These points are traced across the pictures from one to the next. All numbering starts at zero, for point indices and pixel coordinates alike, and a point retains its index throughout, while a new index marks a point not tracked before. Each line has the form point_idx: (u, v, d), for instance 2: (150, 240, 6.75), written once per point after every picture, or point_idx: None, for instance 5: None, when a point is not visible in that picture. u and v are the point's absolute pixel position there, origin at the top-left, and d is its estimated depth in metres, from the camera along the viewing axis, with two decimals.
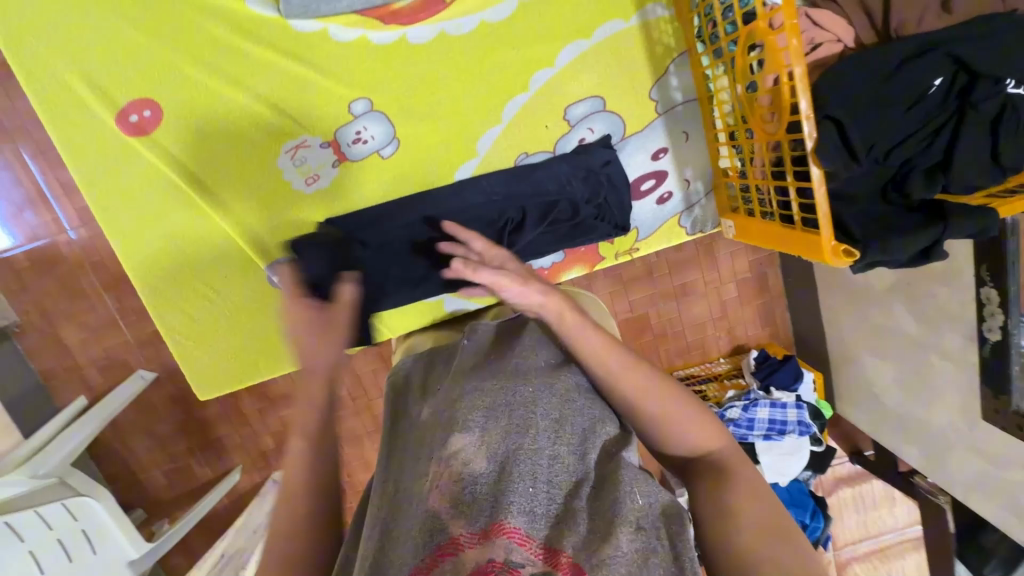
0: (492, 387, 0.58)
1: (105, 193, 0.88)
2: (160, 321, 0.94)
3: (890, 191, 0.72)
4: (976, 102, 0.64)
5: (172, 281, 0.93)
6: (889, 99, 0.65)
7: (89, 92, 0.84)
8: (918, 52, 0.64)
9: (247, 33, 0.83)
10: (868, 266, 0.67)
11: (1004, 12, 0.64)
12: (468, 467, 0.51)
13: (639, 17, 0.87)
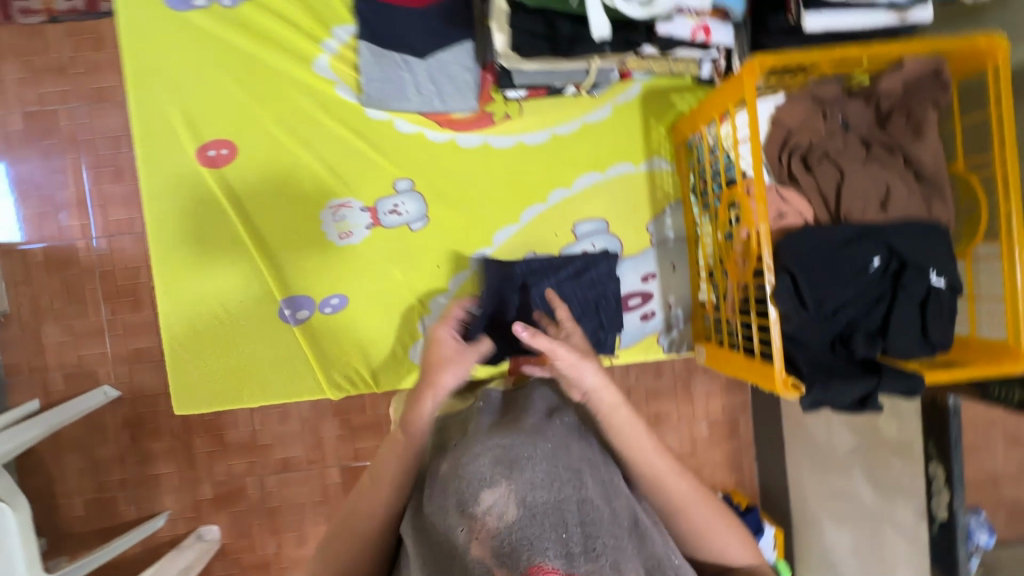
0: (523, 435, 0.59)
1: (159, 205, 0.99)
2: (167, 326, 0.99)
3: (838, 345, 0.82)
4: (905, 284, 0.78)
5: (190, 293, 1.00)
6: (838, 266, 0.78)
7: (183, 127, 0.99)
8: (862, 234, 0.79)
9: (328, 110, 1.01)
10: (814, 403, 0.76)
11: (927, 221, 0.81)
12: (503, 521, 0.51)
13: (647, 165, 1.05)
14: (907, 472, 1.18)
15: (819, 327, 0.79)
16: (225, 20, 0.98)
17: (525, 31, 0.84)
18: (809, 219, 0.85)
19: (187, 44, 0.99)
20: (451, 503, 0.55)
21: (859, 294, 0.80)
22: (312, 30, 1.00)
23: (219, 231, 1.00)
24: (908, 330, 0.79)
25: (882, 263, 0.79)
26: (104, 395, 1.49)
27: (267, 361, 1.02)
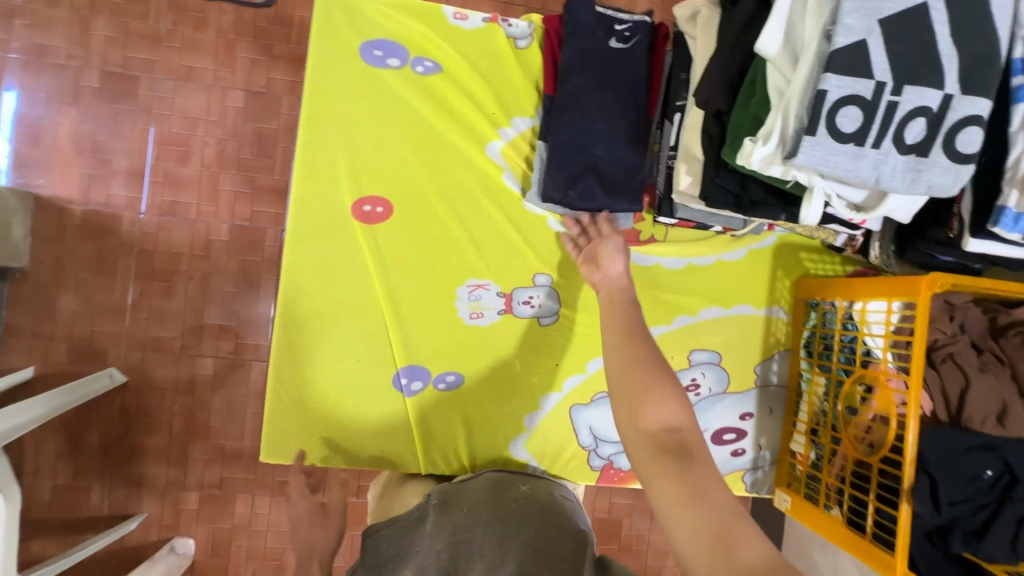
0: (440, 539, 0.76)
1: (301, 243, 0.97)
2: (277, 370, 0.97)
3: (935, 536, 0.88)
4: (1015, 499, 0.84)
5: (307, 341, 0.98)
6: (960, 467, 0.85)
7: (345, 175, 0.98)
8: (982, 442, 0.87)
9: (490, 193, 1.02)
10: None
11: None
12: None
13: (767, 311, 1.10)
14: None
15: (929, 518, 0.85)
16: (415, 85, 1.01)
17: (718, 186, 0.88)
18: (928, 412, 0.93)
19: (370, 96, 0.99)
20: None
21: (971, 496, 0.86)
22: (494, 114, 1.03)
23: (356, 287, 0.99)
24: (1012, 542, 0.84)
25: (995, 473, 0.86)
26: (110, 380, 1.30)
27: (369, 425, 1.00)
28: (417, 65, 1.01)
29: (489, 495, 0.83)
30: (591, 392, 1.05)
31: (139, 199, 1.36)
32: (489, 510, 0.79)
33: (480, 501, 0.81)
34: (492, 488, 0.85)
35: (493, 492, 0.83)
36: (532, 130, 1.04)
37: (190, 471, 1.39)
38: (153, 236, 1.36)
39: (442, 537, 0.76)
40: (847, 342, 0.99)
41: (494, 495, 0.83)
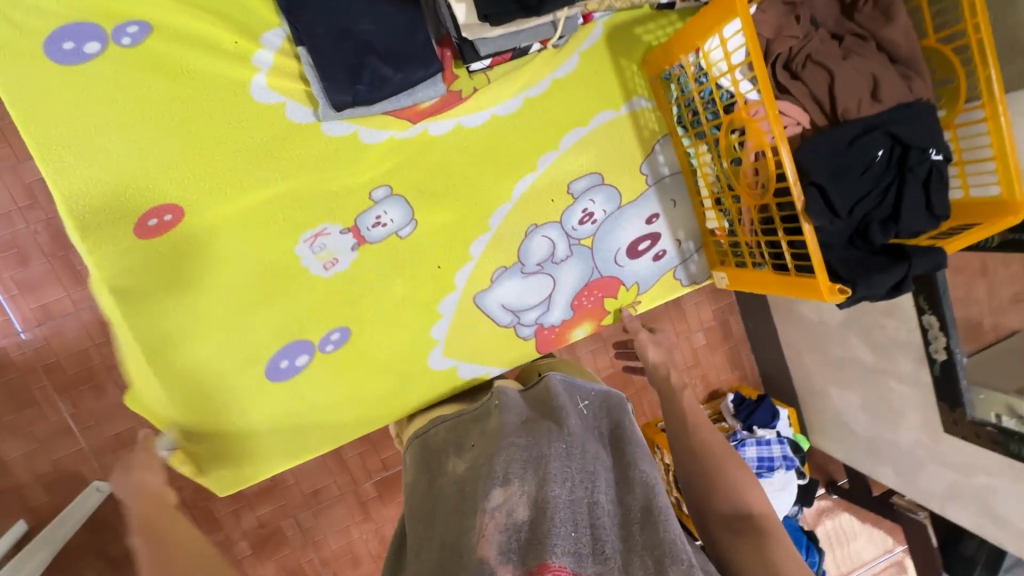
0: (518, 445, 0.76)
1: (128, 282, 0.90)
2: (187, 417, 0.97)
3: (856, 239, 0.85)
4: (912, 166, 0.82)
5: (189, 370, 0.95)
6: (854, 163, 0.81)
7: (120, 198, 0.87)
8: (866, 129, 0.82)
9: (286, 135, 0.91)
10: (857, 301, 0.82)
11: (916, 99, 0.84)
12: (513, 514, 0.66)
13: (628, 107, 1.02)
14: (903, 328, 1.40)
15: (844, 226, 0.83)
16: (133, 63, 0.84)
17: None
18: (808, 126, 0.87)
19: (97, 102, 0.84)
20: (469, 507, 0.70)
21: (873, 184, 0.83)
22: (236, 45, 0.87)
23: (223, 302, 0.94)
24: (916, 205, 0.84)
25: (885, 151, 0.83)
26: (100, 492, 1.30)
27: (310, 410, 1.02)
28: (121, 36, 0.83)
29: (550, 401, 0.88)
30: (489, 273, 1.02)
31: (8, 320, 1.26)
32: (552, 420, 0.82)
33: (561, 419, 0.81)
34: (551, 397, 0.89)
35: (553, 403, 0.86)
36: (289, 40, 0.88)
37: (222, 525, 1.42)
38: (44, 348, 1.28)
39: (521, 444, 0.76)
40: (707, 96, 0.91)
41: (556, 403, 0.86)
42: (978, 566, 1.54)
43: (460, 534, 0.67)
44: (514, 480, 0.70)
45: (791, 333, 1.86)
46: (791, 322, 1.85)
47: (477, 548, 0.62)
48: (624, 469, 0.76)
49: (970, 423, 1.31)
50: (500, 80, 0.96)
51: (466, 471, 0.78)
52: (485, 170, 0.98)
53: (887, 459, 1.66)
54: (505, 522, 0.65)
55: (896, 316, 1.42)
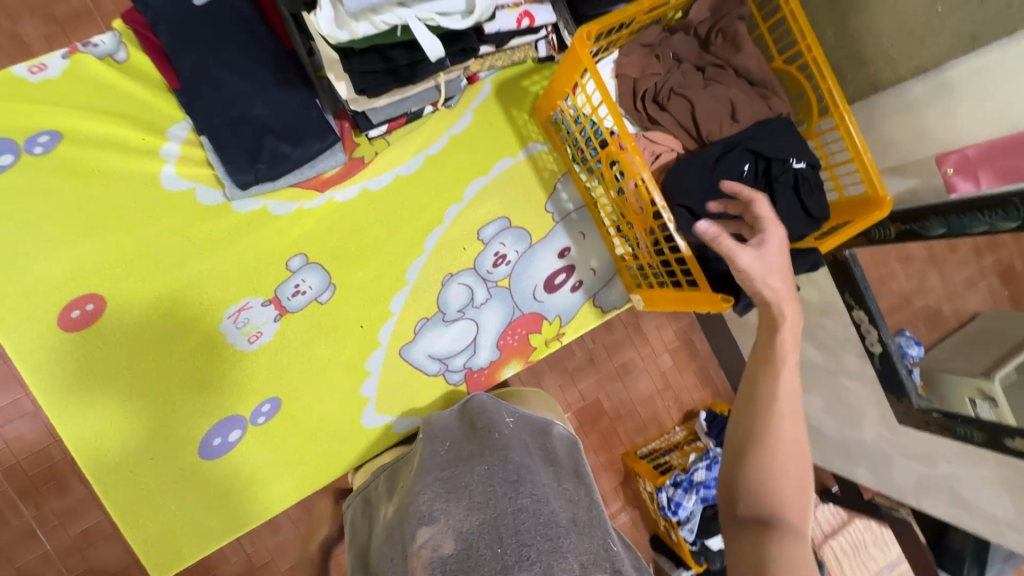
0: (447, 475, 0.78)
1: (51, 376, 0.91)
2: (117, 510, 0.93)
3: None
4: (776, 177, 0.87)
5: (117, 459, 0.93)
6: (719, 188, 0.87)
7: (38, 295, 0.90)
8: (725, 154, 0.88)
9: (198, 217, 0.95)
10: (745, 307, 0.86)
11: (774, 116, 0.91)
12: (438, 549, 0.66)
13: (525, 152, 1.09)
14: (841, 326, 1.43)
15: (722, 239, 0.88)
16: (46, 168, 0.90)
17: (365, 73, 0.83)
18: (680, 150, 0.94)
19: (13, 207, 0.89)
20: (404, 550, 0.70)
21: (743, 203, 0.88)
22: (145, 141, 0.93)
23: (148, 385, 0.95)
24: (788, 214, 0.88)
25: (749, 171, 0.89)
26: None
27: (246, 490, 0.99)
28: (33, 145, 0.90)
29: (480, 417, 0.92)
30: (412, 325, 1.05)
31: None
32: (474, 447, 0.85)
33: (487, 443, 0.84)
34: (478, 416, 0.92)
35: (477, 429, 0.89)
36: (193, 131, 0.95)
37: None
38: None
39: (450, 473, 0.79)
40: (588, 136, 0.98)
41: (478, 428, 0.88)
42: (970, 563, 1.45)
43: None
44: (441, 515, 0.71)
45: (750, 344, 1.88)
46: (747, 333, 1.87)
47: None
48: (547, 479, 0.78)
49: (920, 411, 1.23)
50: (399, 142, 1.03)
51: (396, 520, 0.78)
52: (394, 226, 1.03)
53: (860, 459, 1.63)
54: (430, 555, 0.65)
55: (832, 315, 1.44)
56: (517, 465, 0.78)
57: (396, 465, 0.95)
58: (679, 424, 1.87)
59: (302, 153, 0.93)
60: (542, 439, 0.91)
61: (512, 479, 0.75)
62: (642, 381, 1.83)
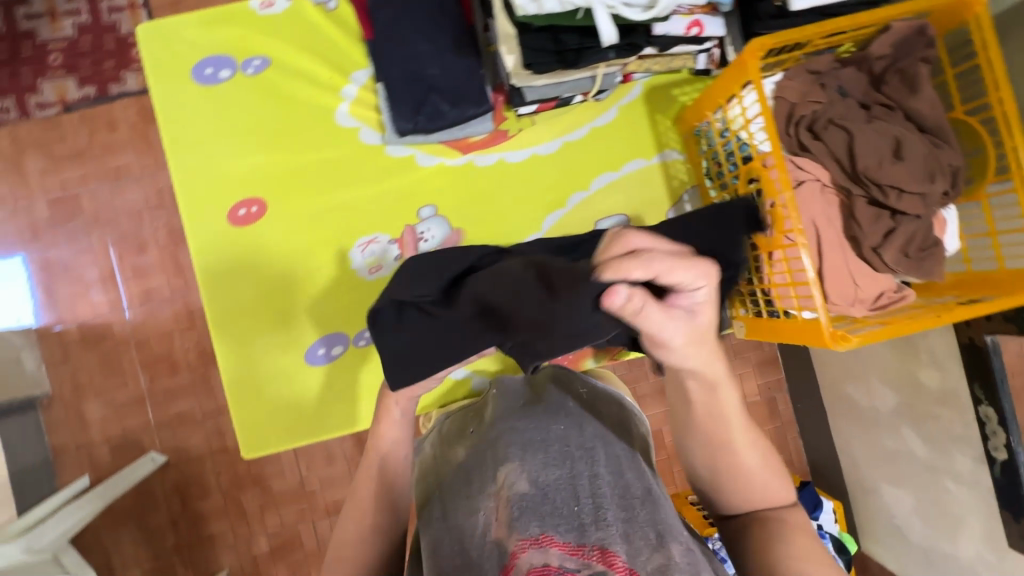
0: (526, 429, 0.82)
1: (212, 259, 1.06)
2: (231, 386, 1.07)
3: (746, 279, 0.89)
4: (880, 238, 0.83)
5: (241, 341, 1.07)
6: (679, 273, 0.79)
7: (219, 190, 1.06)
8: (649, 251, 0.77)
9: (357, 153, 1.08)
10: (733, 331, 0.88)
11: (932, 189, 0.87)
12: (515, 487, 0.71)
13: (660, 157, 1.11)
14: (958, 421, 1.29)
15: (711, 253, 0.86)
16: (253, 86, 1.06)
17: (536, 49, 0.90)
18: (827, 182, 0.91)
19: (221, 114, 1.06)
20: (478, 489, 0.76)
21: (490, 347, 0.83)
22: (331, 79, 1.07)
23: (280, 288, 1.07)
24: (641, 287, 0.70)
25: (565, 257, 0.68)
26: (153, 462, 1.77)
27: (334, 405, 1.08)
28: (248, 67, 1.06)
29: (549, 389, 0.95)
30: None
31: None
32: (547, 405, 0.89)
33: (561, 406, 0.88)
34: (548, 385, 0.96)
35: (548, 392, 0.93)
36: (372, 79, 1.07)
37: None
38: None
39: (529, 427, 0.83)
40: (729, 149, 0.98)
41: (550, 394, 0.92)
42: None
43: (470, 516, 0.72)
44: (519, 462, 0.75)
45: (841, 418, 1.73)
46: (840, 406, 1.73)
47: (487, 530, 0.68)
48: (617, 450, 0.81)
49: None
50: (543, 123, 1.10)
51: (471, 459, 0.83)
52: (520, 200, 1.09)
53: None
54: (509, 496, 0.70)
55: (951, 407, 1.30)
56: (590, 433, 0.82)
57: (465, 415, 1.00)
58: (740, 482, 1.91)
59: (456, 114, 1.01)
60: (609, 409, 0.93)
61: (588, 447, 0.78)
62: None
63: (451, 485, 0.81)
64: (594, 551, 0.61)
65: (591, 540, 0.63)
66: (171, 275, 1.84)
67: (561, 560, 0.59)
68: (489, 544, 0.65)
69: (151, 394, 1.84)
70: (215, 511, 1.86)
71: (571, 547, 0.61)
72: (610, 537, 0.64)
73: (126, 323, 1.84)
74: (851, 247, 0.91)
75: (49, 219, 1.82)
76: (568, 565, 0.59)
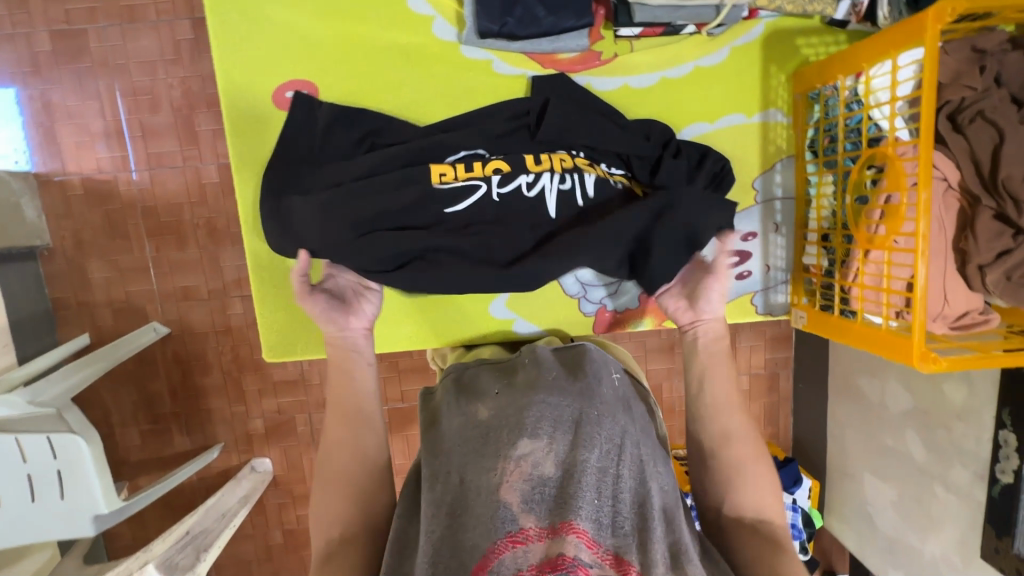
0: (557, 401, 0.75)
1: (245, 139, 0.99)
2: (258, 284, 1.03)
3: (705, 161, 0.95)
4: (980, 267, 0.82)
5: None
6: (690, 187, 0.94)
7: (265, 65, 0.96)
8: (657, 138, 0.96)
9: (426, 49, 0.97)
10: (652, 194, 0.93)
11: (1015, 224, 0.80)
12: (539, 468, 0.67)
13: (762, 117, 0.98)
14: (971, 437, 1.30)
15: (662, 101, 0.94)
16: None
17: None
18: (954, 184, 0.82)
19: None
20: (491, 450, 0.70)
21: (310, 153, 0.94)
22: None
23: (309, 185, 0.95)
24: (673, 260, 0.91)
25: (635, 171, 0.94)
26: (155, 332, 1.76)
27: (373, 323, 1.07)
28: None
29: (582, 362, 0.87)
30: None
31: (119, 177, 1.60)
32: (585, 383, 0.81)
33: (598, 387, 0.81)
34: (584, 359, 0.87)
35: (586, 369, 0.85)
36: None
37: None
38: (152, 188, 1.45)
39: (560, 400, 0.76)
40: (852, 125, 0.87)
41: (589, 370, 0.84)
42: None
43: (479, 474, 0.68)
44: (543, 438, 0.70)
45: (838, 408, 1.75)
46: (844, 396, 1.72)
47: (499, 492, 0.65)
48: (647, 455, 0.76)
49: (1014, 557, 1.20)
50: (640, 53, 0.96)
51: (488, 416, 0.76)
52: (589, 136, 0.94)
53: (901, 567, 1.54)
54: (528, 473, 0.67)
55: (968, 423, 1.30)
56: (624, 428, 0.76)
57: (494, 365, 0.93)
58: None
59: (549, 23, 0.87)
60: (641, 402, 0.86)
61: (618, 439, 0.74)
62: None
63: (459, 438, 0.75)
64: (603, 556, 0.62)
65: (604, 543, 0.63)
66: (183, 140, 1.70)
67: (576, 552, 0.60)
68: (498, 506, 0.64)
69: (155, 264, 1.78)
70: (214, 388, 1.88)
71: (584, 543, 0.61)
72: (624, 544, 0.64)
73: (133, 185, 1.72)
74: (955, 259, 0.84)
75: (50, 52, 1.63)
76: (582, 557, 0.60)
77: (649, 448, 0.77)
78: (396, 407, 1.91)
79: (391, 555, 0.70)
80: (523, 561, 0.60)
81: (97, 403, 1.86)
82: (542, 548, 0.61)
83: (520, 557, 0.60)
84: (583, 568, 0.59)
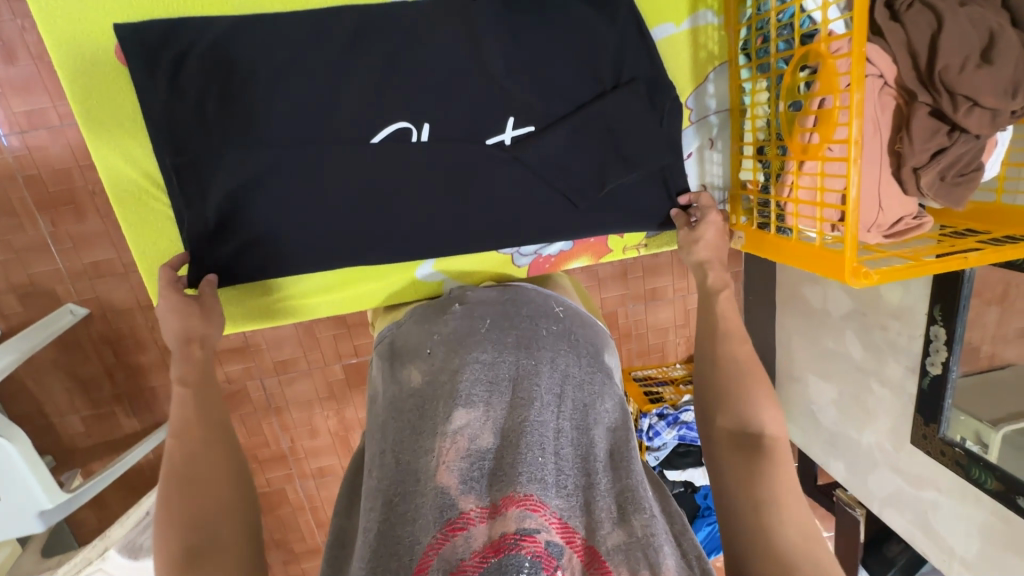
0: (493, 363, 0.73)
1: (91, 100, 0.85)
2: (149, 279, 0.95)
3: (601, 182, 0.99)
4: (914, 167, 0.78)
5: (153, 220, 0.91)
6: (642, 141, 0.90)
7: (94, 6, 0.82)
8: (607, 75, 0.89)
9: None
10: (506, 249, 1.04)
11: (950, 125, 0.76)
12: (476, 440, 0.64)
13: (690, 22, 0.90)
14: (904, 334, 1.34)
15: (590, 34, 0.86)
16: None
17: None
18: (890, 81, 0.76)
19: None
20: (426, 426, 0.67)
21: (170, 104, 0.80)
22: None
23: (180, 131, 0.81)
24: (611, 222, 0.96)
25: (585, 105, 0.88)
26: (73, 315, 1.61)
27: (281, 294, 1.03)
28: None
29: (520, 309, 0.84)
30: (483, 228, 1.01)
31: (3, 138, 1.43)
32: (520, 334, 0.79)
33: (537, 339, 0.78)
34: (525, 308, 0.84)
35: (527, 321, 0.82)
36: None
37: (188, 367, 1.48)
38: None
39: (495, 361, 0.73)
40: (784, 20, 0.78)
41: (521, 317, 0.82)
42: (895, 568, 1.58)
43: (415, 454, 0.64)
44: (479, 405, 0.67)
45: (786, 315, 1.78)
46: (791, 305, 1.75)
47: (435, 476, 0.60)
48: (590, 397, 0.74)
49: (939, 441, 1.29)
50: None
51: (422, 381, 0.74)
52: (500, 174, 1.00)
53: (841, 455, 1.65)
54: (464, 444, 0.63)
55: (900, 320, 1.35)
56: (564, 374, 0.74)
57: (427, 316, 0.89)
58: (680, 361, 2.04)
59: None
60: (590, 340, 0.84)
61: (559, 391, 0.72)
62: (664, 311, 1.95)
63: (395, 415, 0.71)
64: (550, 519, 0.58)
65: (552, 506, 0.59)
66: (54, 95, 1.46)
67: (520, 522, 0.56)
68: (436, 491, 0.59)
69: (54, 239, 1.58)
70: (152, 365, 1.77)
71: (532, 510, 0.57)
72: (569, 508, 0.61)
73: (6, 152, 1.49)
74: (890, 162, 0.80)
75: None
76: (528, 527, 0.56)
77: (594, 394, 0.75)
78: (352, 362, 1.86)
79: (327, 555, 0.66)
80: (466, 549, 0.55)
81: (27, 396, 1.73)
82: (478, 528, 0.57)
83: (461, 546, 0.55)
84: (532, 537, 0.55)
